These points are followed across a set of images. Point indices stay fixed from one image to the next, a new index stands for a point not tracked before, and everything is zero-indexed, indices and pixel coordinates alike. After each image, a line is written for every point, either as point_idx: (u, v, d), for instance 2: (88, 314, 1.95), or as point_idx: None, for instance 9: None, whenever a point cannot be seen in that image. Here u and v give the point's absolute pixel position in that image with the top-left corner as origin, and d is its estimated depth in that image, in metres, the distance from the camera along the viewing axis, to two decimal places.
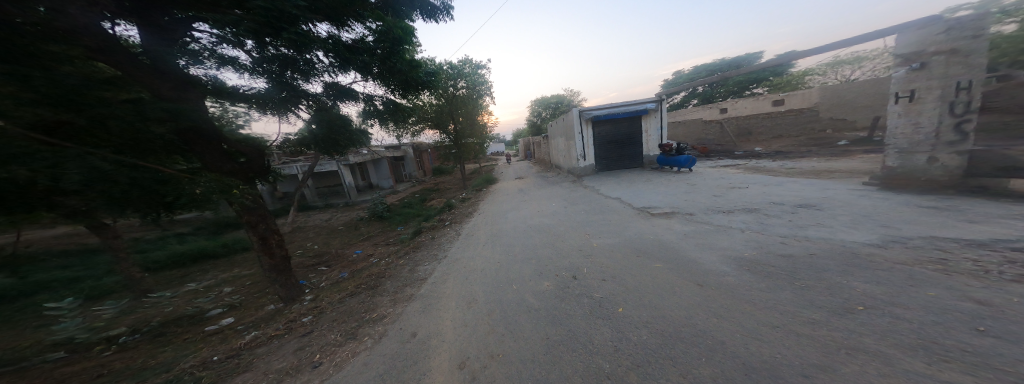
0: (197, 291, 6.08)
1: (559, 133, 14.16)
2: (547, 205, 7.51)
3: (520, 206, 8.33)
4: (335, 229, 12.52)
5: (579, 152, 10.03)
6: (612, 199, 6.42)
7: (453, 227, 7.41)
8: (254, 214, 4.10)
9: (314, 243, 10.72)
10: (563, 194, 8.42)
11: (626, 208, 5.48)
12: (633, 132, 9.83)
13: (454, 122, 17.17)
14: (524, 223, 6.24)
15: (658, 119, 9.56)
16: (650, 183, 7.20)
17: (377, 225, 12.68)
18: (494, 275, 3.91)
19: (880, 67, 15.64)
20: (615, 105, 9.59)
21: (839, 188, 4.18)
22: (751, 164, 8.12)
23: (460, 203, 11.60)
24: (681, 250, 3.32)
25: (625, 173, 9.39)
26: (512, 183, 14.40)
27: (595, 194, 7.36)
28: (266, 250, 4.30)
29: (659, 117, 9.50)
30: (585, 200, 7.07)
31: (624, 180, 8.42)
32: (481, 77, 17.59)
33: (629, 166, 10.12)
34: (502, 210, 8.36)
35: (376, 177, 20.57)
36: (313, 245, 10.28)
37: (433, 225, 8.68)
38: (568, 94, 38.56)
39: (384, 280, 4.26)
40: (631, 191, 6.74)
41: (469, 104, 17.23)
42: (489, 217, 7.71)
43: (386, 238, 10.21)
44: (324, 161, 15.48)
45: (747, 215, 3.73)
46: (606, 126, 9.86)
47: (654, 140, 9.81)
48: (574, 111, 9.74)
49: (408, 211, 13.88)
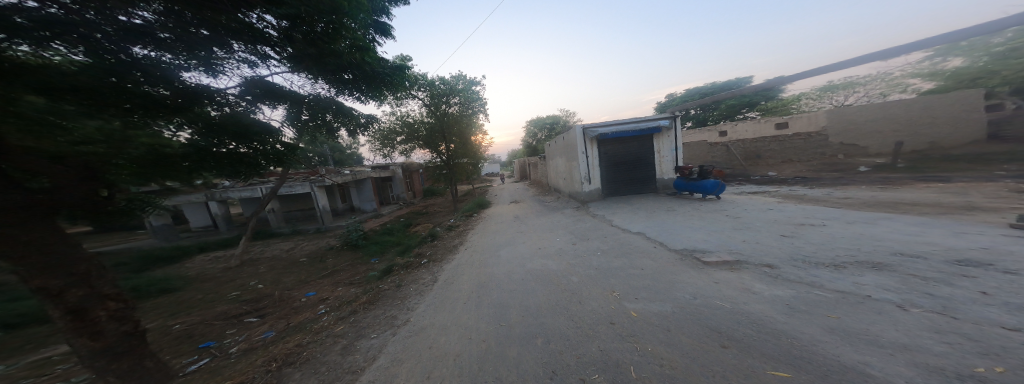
0: (41, 365, 4.16)
1: (558, 154, 13.10)
2: (551, 240, 6.04)
3: (516, 239, 6.83)
4: (295, 262, 10.56)
5: (582, 175, 8.83)
6: (635, 236, 5.00)
7: (429, 269, 5.80)
8: (63, 273, 2.35)
9: (261, 280, 8.79)
10: (566, 226, 7.00)
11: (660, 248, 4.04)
12: (644, 152, 8.69)
13: (444, 140, 16.05)
14: (522, 268, 4.71)
15: (671, 138, 8.46)
16: (672, 214, 5.89)
17: (347, 257, 10.84)
18: (474, 372, 2.27)
19: (873, 92, 15.52)
20: (624, 123, 8.57)
21: (980, 233, 2.89)
22: (784, 191, 7.02)
23: (446, 231, 10.01)
24: (807, 342, 1.83)
25: (637, 199, 8.13)
26: (506, 208, 12.99)
27: (609, 227, 5.99)
28: (83, 330, 2.41)
29: (672, 136, 8.41)
30: (596, 235, 5.65)
31: (640, 207, 7.12)
32: (475, 93, 16.72)
33: (640, 191, 8.91)
34: (492, 245, 6.81)
35: (359, 200, 18.71)
36: (258, 285, 8.31)
37: (407, 263, 7.01)
38: (562, 114, 38.57)
39: (289, 375, 2.58)
40: (653, 224, 5.41)
41: (461, 123, 16.21)
42: (477, 255, 6.12)
43: (351, 275, 8.36)
44: (296, 183, 13.62)
45: (883, 278, 2.32)
46: (613, 145, 8.78)
47: (668, 162, 8.65)
48: (576, 128, 8.70)
49: (387, 239, 12.21)
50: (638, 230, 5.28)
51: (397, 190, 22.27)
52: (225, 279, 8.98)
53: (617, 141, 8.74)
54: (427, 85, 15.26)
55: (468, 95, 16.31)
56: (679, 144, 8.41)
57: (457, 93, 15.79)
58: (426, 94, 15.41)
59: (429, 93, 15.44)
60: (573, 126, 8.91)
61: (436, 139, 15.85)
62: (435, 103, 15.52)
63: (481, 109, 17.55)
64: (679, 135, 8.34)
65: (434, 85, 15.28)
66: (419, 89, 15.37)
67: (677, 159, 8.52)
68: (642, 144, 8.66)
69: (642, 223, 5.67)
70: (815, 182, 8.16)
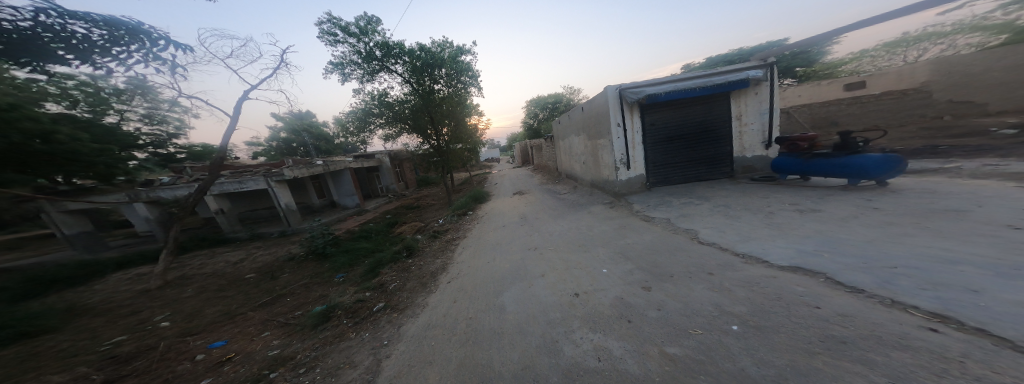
0: None
1: (573, 130, 10.29)
2: (595, 281, 3.48)
3: (529, 270, 4.32)
4: (235, 281, 7.97)
5: (619, 156, 6.24)
6: (807, 280, 2.27)
7: (375, 341, 3.20)
8: None
9: (172, 312, 6.27)
10: (605, 244, 4.47)
11: (1016, 353, 1.28)
12: (713, 119, 5.86)
13: (434, 125, 13.26)
14: (559, 371, 2.11)
15: (757, 98, 5.65)
16: (825, 220, 3.13)
17: (303, 275, 8.29)
18: None
19: (969, 40, 11.96)
20: (685, 78, 5.71)
21: None
22: (963, 167, 4.28)
23: (430, 240, 7.47)
24: None
25: (706, 190, 5.41)
26: (508, 202, 10.41)
27: (704, 249, 3.31)
28: None
29: (758, 94, 5.59)
30: (682, 272, 3.02)
31: (727, 202, 4.48)
32: (466, 64, 13.74)
33: (703, 176, 6.12)
34: (491, 280, 4.29)
35: (336, 194, 16.03)
36: (158, 324, 5.76)
37: (357, 303, 4.52)
38: (567, 92, 34.95)
39: None
40: (815, 245, 2.69)
41: (451, 102, 13.38)
42: (466, 306, 3.61)
43: (286, 310, 5.80)
44: (249, 179, 11.37)
45: None
46: (665, 111, 6.00)
47: (752, 132, 5.79)
48: (609, 89, 6.14)
49: (361, 248, 9.75)
50: (791, 263, 2.54)
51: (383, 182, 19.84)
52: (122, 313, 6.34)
53: (672, 104, 5.92)
54: (406, 54, 12.39)
55: (460, 68, 13.43)
56: (767, 105, 5.60)
57: (447, 64, 12.93)
58: (406, 67, 12.66)
59: (408, 66, 12.65)
60: (605, 87, 6.35)
61: (424, 122, 13.10)
62: (419, 81, 12.77)
63: (476, 84, 14.63)
64: (771, 93, 5.50)
65: (412, 53, 12.35)
66: (395, 62, 12.72)
67: (764, 126, 5.70)
68: (713, 108, 5.82)
69: (776, 240, 2.96)
70: (975, 152, 5.33)
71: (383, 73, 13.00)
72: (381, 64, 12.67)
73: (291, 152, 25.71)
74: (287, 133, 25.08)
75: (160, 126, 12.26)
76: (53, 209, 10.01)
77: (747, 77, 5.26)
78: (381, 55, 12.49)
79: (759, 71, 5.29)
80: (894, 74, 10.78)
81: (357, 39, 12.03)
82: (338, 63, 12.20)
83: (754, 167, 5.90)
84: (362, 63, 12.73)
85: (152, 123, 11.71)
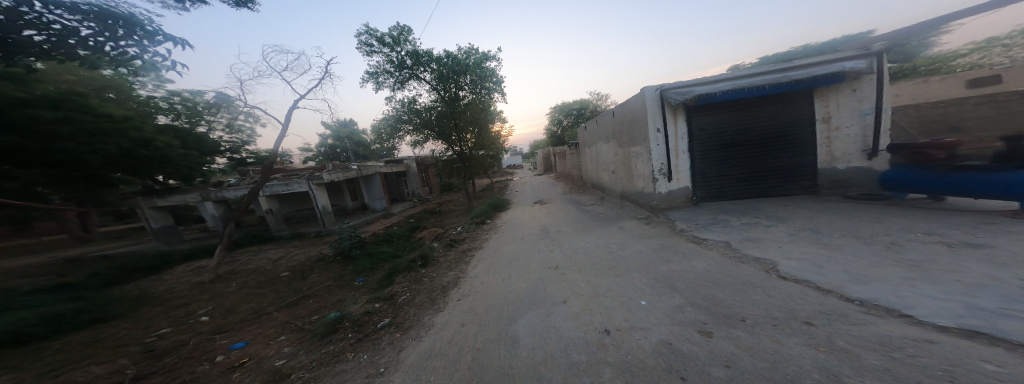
0: None
1: (601, 136, 9.48)
2: (631, 315, 2.76)
3: (548, 293, 3.72)
4: (271, 279, 8.75)
5: (658, 166, 5.38)
6: (1014, 359, 1.31)
7: (372, 366, 2.85)
8: None
9: (214, 306, 6.91)
10: (641, 268, 3.70)
11: None
12: (788, 122, 4.73)
13: (458, 132, 13.34)
14: None
15: (855, 96, 4.41)
16: (995, 261, 2.06)
17: (329, 277, 8.67)
18: None
19: None
20: (750, 74, 4.68)
21: None
22: None
23: (445, 249, 7.21)
24: None
25: (775, 209, 4.33)
26: (529, 211, 9.89)
27: (791, 286, 2.40)
28: None
29: (858, 91, 4.36)
30: (759, 317, 2.17)
31: (805, 227, 3.46)
32: (491, 69, 13.74)
33: (769, 193, 4.97)
34: (505, 302, 3.78)
35: (368, 197, 16.88)
36: (199, 317, 6.28)
37: (364, 316, 4.28)
38: (595, 97, 33.77)
39: None
40: (1010, 299, 1.64)
41: (475, 108, 13.42)
42: (475, 333, 3.12)
43: (304, 314, 5.94)
44: (294, 181, 12.42)
45: None
46: (721, 114, 5.01)
47: (847, 137, 4.53)
48: (648, 90, 5.35)
49: (384, 252, 9.89)
50: (967, 326, 1.55)
51: (411, 186, 20.60)
52: (175, 306, 7.05)
53: (731, 104, 4.91)
54: (433, 62, 12.75)
55: (485, 74, 13.45)
56: (872, 104, 4.34)
57: (472, 70, 13.04)
58: (433, 74, 13.02)
59: (436, 74, 12.99)
60: (643, 87, 5.56)
61: (449, 128, 13.28)
62: (445, 88, 13.01)
63: (500, 90, 14.54)
64: (879, 89, 4.24)
65: (440, 61, 12.66)
66: (424, 70, 13.19)
67: (867, 131, 4.41)
68: (787, 109, 4.69)
69: (919, 284, 1.95)
70: None
71: (413, 81, 13.52)
72: (411, 72, 13.20)
73: (335, 156, 28.22)
74: (332, 139, 27.58)
75: (238, 134, 14.14)
76: (144, 205, 11.93)
77: (841, 70, 4.11)
78: (412, 64, 13.02)
79: (860, 61, 4.10)
80: None
81: (390, 49, 12.72)
82: (373, 72, 12.99)
83: (849, 182, 4.57)
84: (394, 72, 13.39)
85: (231, 132, 13.62)
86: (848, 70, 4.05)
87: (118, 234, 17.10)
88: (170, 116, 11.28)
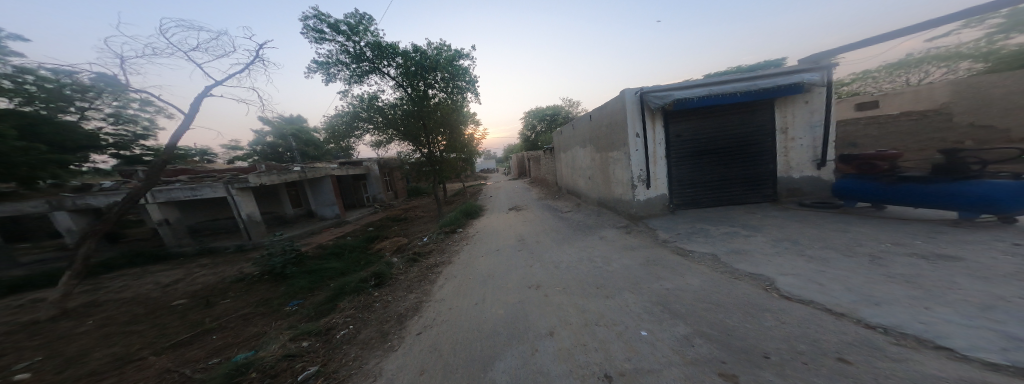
0: None
1: (578, 141, 9.40)
2: (633, 352, 2.30)
3: (532, 322, 3.15)
4: (158, 311, 6.69)
5: (637, 173, 5.40)
6: None
7: None
8: None
9: (48, 356, 4.92)
10: (633, 289, 3.40)
11: None
12: (753, 132, 5.06)
13: (427, 133, 12.20)
14: None
15: (806, 108, 4.88)
16: (979, 275, 2.08)
17: (246, 302, 6.90)
18: None
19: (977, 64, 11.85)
20: (722, 82, 4.86)
21: None
22: None
23: (408, 263, 6.23)
24: None
25: (745, 218, 4.45)
26: (504, 218, 9.36)
27: (800, 309, 2.19)
28: None
29: (809, 103, 4.82)
30: (783, 352, 1.85)
31: (783, 236, 3.49)
32: (464, 68, 12.91)
33: (736, 201, 5.26)
34: (478, 335, 3.08)
35: (315, 203, 14.59)
36: (12, 376, 4.34)
37: (279, 359, 3.22)
38: (566, 104, 34.72)
39: None
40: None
41: (446, 109, 12.43)
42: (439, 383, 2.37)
43: (200, 357, 4.48)
44: (207, 185, 9.98)
45: None
46: (695, 120, 5.21)
47: (800, 147, 5.00)
48: (627, 93, 5.31)
49: (329, 268, 8.35)
50: (1018, 363, 1.36)
51: (371, 190, 18.47)
52: None
53: (704, 112, 5.11)
54: (399, 55, 11.50)
55: (458, 73, 12.56)
56: (820, 116, 4.83)
57: (444, 68, 12.05)
58: (398, 70, 11.78)
59: (402, 70, 11.76)
60: (622, 90, 5.52)
61: (417, 128, 12.00)
62: (412, 85, 11.83)
63: (473, 90, 13.76)
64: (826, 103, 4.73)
65: (407, 55, 11.49)
66: (387, 65, 11.87)
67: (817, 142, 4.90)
68: (752, 118, 5.04)
69: (934, 307, 1.84)
70: None
71: (374, 75, 12.05)
72: (372, 65, 11.73)
73: (276, 156, 24.09)
74: (273, 136, 23.70)
75: (127, 125, 11.12)
76: None
77: (801, 82, 4.42)
78: (373, 56, 11.57)
79: (814, 74, 4.49)
80: (910, 93, 10.40)
81: (346, 37, 11.11)
82: (322, 62, 11.25)
83: (801, 190, 5.05)
84: (350, 64, 11.74)
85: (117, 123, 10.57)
86: (806, 81, 4.39)
87: None
88: (16, 99, 8.03)
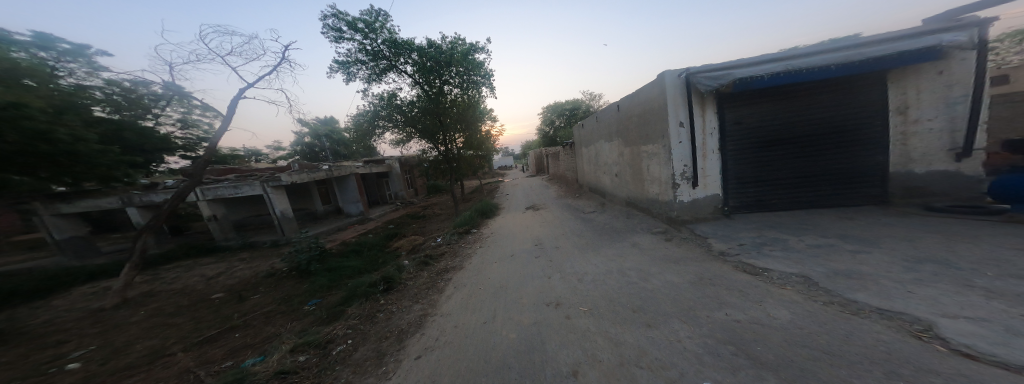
0: None
1: (603, 134, 8.47)
2: None
3: (551, 354, 2.48)
4: (197, 303, 7.08)
5: (680, 170, 4.46)
6: None
7: None
8: None
9: (99, 346, 5.26)
10: (685, 316, 2.57)
11: None
12: (848, 115, 3.93)
13: (444, 131, 11.97)
14: None
15: (942, 79, 4.12)
16: None
17: (273, 298, 7.06)
18: None
19: None
20: (802, 54, 3.79)
21: None
22: None
23: (417, 267, 5.87)
24: None
25: (839, 226, 3.38)
26: (521, 218, 8.77)
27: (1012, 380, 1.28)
28: None
29: (945, 73, 4.07)
30: None
31: (910, 255, 2.47)
32: (481, 62, 12.45)
33: (818, 203, 4.13)
34: (484, 367, 2.46)
35: (342, 200, 15.18)
36: (65, 365, 4.63)
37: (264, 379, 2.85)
38: (589, 97, 33.12)
39: None
40: None
41: (463, 105, 12.15)
42: None
43: (217, 357, 4.44)
44: (246, 183, 10.63)
45: None
46: (760, 103, 4.16)
47: (928, 132, 4.27)
48: (668, 75, 4.35)
49: (350, 265, 8.37)
50: None
51: (394, 188, 18.92)
52: (44, 346, 5.28)
53: (776, 92, 4.06)
54: (415, 51, 11.34)
55: (474, 67, 12.12)
56: (963, 91, 4.04)
57: (459, 62, 11.65)
58: (415, 66, 11.64)
59: (417, 65, 11.59)
60: (661, 72, 4.56)
61: (430, 125, 11.75)
62: (428, 81, 11.64)
63: (489, 84, 13.26)
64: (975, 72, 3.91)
65: (422, 49, 11.26)
66: (404, 62, 11.81)
67: (956, 125, 4.13)
68: (841, 97, 3.92)
69: None
70: None
71: (391, 73, 12.07)
72: (390, 62, 11.74)
73: (312, 156, 25.77)
74: (308, 137, 25.34)
75: (191, 129, 12.09)
76: (45, 212, 9.84)
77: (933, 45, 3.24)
78: (390, 53, 11.58)
79: (956, 33, 3.25)
80: None
81: (363, 35, 11.19)
82: (342, 61, 11.46)
83: (926, 190, 4.35)
84: (368, 62, 11.85)
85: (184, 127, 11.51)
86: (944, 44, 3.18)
87: (32, 246, 14.51)
88: (106, 108, 8.93)
